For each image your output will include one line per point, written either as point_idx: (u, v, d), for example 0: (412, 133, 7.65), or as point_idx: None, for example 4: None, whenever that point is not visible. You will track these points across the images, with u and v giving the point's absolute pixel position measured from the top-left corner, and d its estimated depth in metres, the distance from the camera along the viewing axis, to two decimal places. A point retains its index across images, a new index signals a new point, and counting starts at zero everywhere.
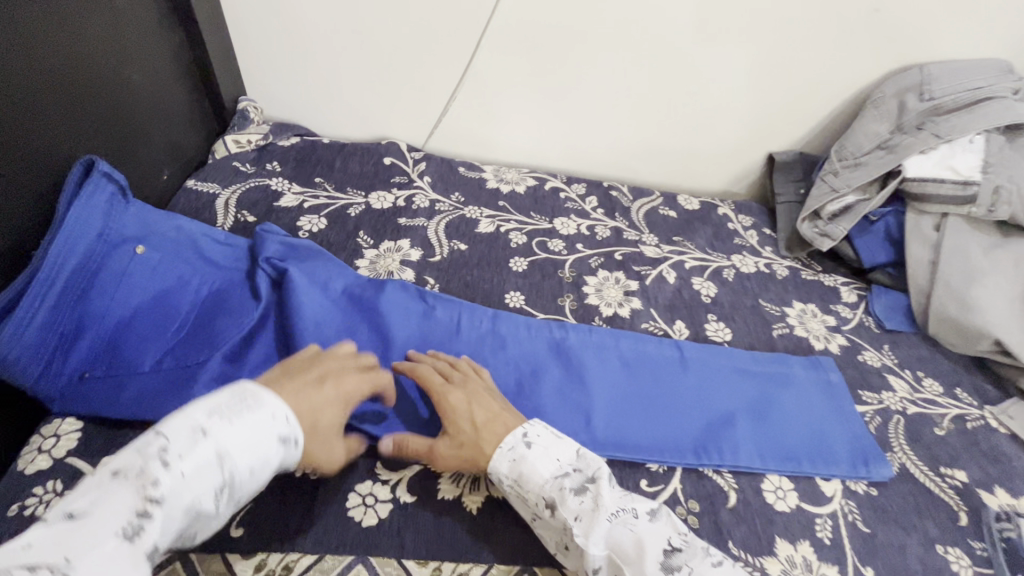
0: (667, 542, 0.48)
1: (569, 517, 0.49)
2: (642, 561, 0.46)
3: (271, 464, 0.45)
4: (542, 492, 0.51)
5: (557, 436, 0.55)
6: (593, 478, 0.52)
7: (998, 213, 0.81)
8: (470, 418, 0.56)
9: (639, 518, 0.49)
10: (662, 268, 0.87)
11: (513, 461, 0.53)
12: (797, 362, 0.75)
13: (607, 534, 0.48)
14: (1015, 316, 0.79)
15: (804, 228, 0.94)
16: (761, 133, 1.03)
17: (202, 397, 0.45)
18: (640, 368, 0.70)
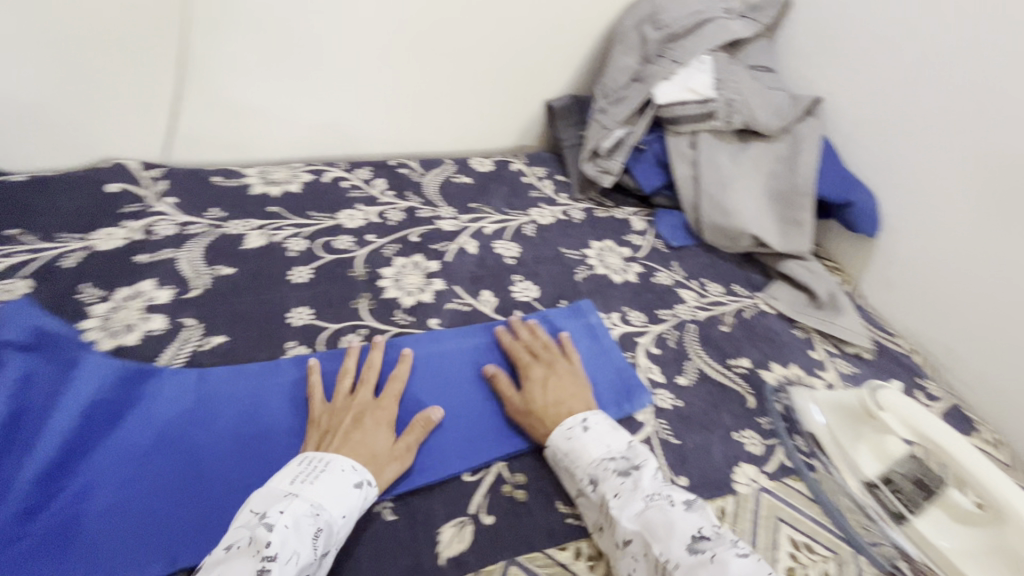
0: (695, 530, 0.47)
1: (607, 492, 0.52)
2: (669, 539, 0.47)
3: (356, 507, 0.49)
4: (589, 468, 0.54)
5: (613, 428, 0.58)
6: (637, 465, 0.54)
7: (734, 123, 0.92)
8: (540, 400, 0.61)
9: (673, 505, 0.50)
10: (462, 240, 0.84)
11: (570, 439, 0.56)
12: (558, 315, 0.76)
13: (639, 510, 0.50)
14: (763, 210, 0.90)
15: (587, 168, 0.97)
16: (531, 82, 1.04)
17: (277, 473, 0.50)
18: (433, 362, 0.66)
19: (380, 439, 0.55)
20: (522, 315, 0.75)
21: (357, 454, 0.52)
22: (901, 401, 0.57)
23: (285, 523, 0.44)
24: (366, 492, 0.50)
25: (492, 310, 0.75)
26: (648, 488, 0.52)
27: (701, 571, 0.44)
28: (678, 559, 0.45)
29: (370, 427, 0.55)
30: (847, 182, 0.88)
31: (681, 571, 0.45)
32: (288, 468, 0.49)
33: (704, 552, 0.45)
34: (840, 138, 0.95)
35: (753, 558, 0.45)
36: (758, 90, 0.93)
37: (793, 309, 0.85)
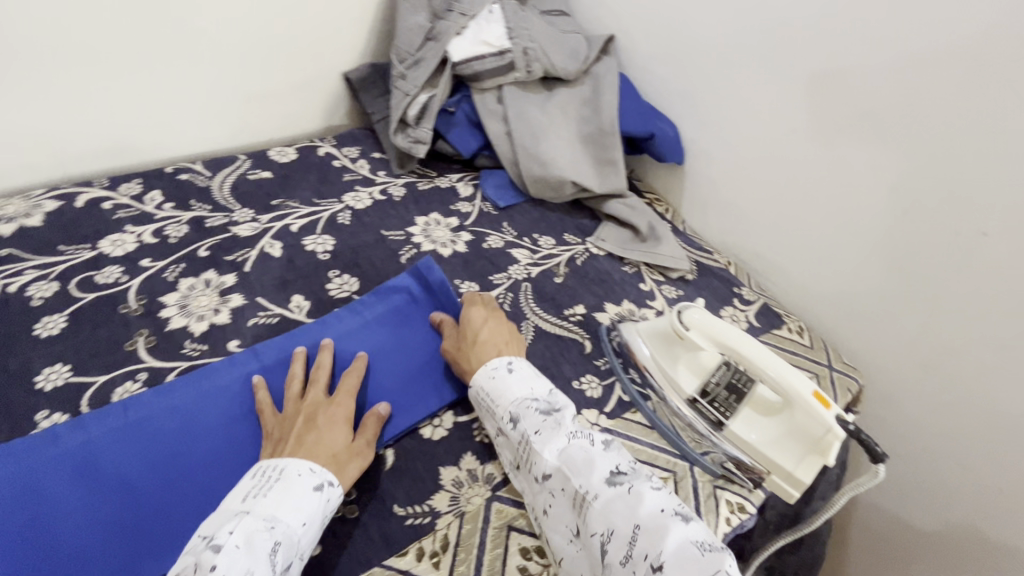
0: (615, 466, 0.49)
1: (528, 430, 0.52)
2: (589, 473, 0.48)
3: (316, 513, 0.46)
4: (511, 407, 0.54)
5: (535, 374, 0.59)
6: (559, 408, 0.55)
7: (535, 72, 0.90)
8: (477, 333, 0.62)
9: (594, 444, 0.52)
10: (264, 244, 0.75)
11: (493, 377, 0.57)
12: (396, 298, 0.69)
13: (562, 446, 0.51)
14: (579, 156, 0.91)
15: (399, 141, 0.91)
16: (320, 55, 0.95)
17: (231, 492, 0.47)
18: (249, 385, 0.58)
19: (338, 436, 0.52)
20: (348, 308, 0.68)
21: (314, 456, 0.49)
22: (706, 318, 0.61)
23: (236, 543, 0.42)
24: (327, 495, 0.47)
25: (305, 315, 0.68)
26: (571, 427, 0.53)
27: (617, 503, 0.46)
28: (597, 491, 0.47)
29: (324, 427, 0.52)
30: (647, 116, 0.91)
31: (598, 502, 0.47)
32: (240, 484, 0.47)
33: (622, 486, 0.47)
34: (636, 73, 0.98)
35: (666, 491, 0.48)
36: (552, 35, 0.92)
37: (620, 247, 0.87)
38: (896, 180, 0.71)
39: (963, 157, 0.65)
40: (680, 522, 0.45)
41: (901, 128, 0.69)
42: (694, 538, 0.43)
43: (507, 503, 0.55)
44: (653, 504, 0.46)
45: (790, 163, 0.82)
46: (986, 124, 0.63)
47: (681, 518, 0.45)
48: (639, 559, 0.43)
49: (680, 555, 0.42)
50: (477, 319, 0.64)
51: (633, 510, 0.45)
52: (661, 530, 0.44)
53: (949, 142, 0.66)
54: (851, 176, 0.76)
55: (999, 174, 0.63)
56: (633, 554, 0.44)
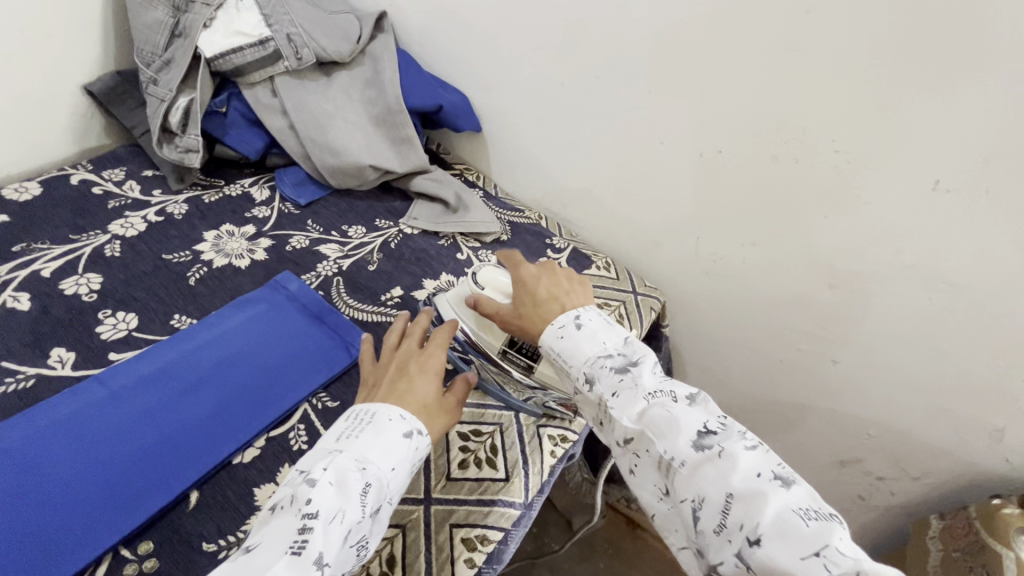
0: (702, 424, 0.44)
1: (605, 391, 0.49)
2: (673, 435, 0.44)
3: (407, 459, 0.46)
4: (583, 367, 0.51)
5: (607, 325, 0.54)
6: (637, 361, 0.50)
7: (306, 59, 0.85)
8: (534, 292, 0.58)
9: (677, 401, 0.46)
10: (6, 299, 0.64)
11: (561, 338, 0.53)
12: (223, 316, 0.67)
13: (640, 408, 0.47)
14: (373, 138, 0.89)
15: (167, 153, 0.82)
16: (43, 68, 0.81)
17: (330, 429, 0.47)
18: (21, 456, 0.52)
19: (428, 387, 0.52)
20: (141, 351, 0.62)
21: (407, 405, 0.49)
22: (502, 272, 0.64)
23: (330, 480, 0.42)
24: (416, 443, 0.47)
25: (70, 369, 0.59)
26: (650, 384, 0.48)
27: (706, 468, 0.42)
28: (682, 454, 0.43)
29: (417, 377, 0.52)
30: (432, 88, 0.91)
31: (686, 469, 0.43)
32: (335, 423, 0.47)
33: (712, 449, 0.43)
34: (416, 47, 0.97)
35: (763, 449, 0.43)
36: (316, 16, 0.87)
37: (433, 223, 0.88)
38: (648, 116, 0.79)
39: (688, 87, 0.74)
40: (781, 489, 0.40)
41: (639, 68, 0.77)
42: (796, 504, 0.39)
43: None
44: (748, 468, 0.41)
45: (566, 114, 0.87)
46: (697, 54, 0.71)
47: (783, 483, 0.40)
48: (736, 531, 0.39)
49: (780, 525, 0.38)
50: (530, 275, 0.60)
51: (725, 476, 0.41)
52: (761, 498, 0.39)
53: (675, 75, 0.74)
54: (615, 118, 0.83)
55: (715, 96, 0.73)
56: (728, 523, 0.40)
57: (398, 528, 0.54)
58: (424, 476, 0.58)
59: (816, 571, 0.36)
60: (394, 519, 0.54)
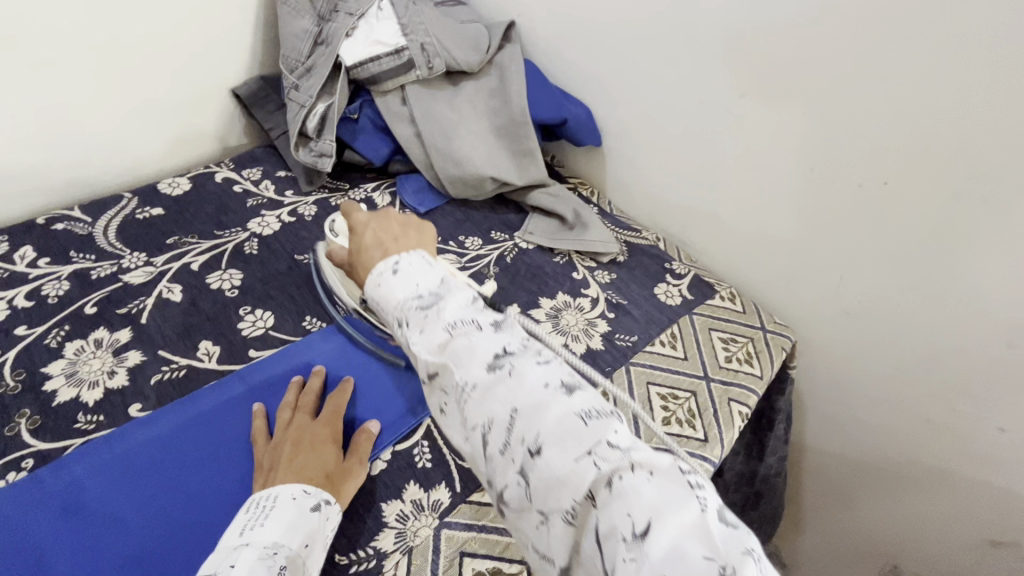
0: (500, 347, 0.39)
1: (411, 331, 0.43)
2: (469, 362, 0.39)
3: (317, 534, 0.46)
4: (395, 312, 0.45)
5: (427, 265, 0.47)
6: (444, 297, 0.44)
7: (436, 68, 0.86)
8: (363, 242, 0.52)
9: (480, 329, 0.41)
10: (161, 289, 0.68)
11: (377, 286, 0.47)
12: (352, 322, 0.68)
13: (442, 340, 0.41)
14: (494, 149, 0.88)
15: (301, 156, 0.85)
16: (201, 72, 0.87)
17: (226, 529, 0.46)
18: (176, 443, 0.54)
19: (328, 457, 0.52)
20: (277, 350, 0.64)
21: (307, 479, 0.49)
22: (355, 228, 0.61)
23: (241, 571, 0.40)
24: (325, 514, 0.48)
25: (216, 362, 0.62)
26: (454, 317, 0.42)
27: (497, 388, 0.37)
28: (477, 381, 0.38)
29: (313, 449, 0.52)
30: (557, 100, 0.89)
31: (478, 395, 0.38)
32: (235, 520, 0.46)
33: (504, 371, 0.38)
34: (541, 59, 0.96)
35: (557, 362, 0.39)
36: (448, 26, 0.88)
37: (549, 238, 0.86)
38: (797, 140, 0.73)
39: (851, 111, 0.68)
40: (563, 397, 0.36)
41: (794, 88, 0.71)
42: (578, 408, 0.35)
43: (457, 528, 0.52)
44: (536, 382, 0.37)
45: (698, 132, 0.83)
46: (868, 75, 0.65)
47: (567, 390, 0.37)
48: (521, 447, 0.35)
49: (561, 430, 0.34)
50: (362, 222, 0.53)
51: (512, 393, 0.37)
52: (542, 411, 0.35)
53: (837, 97, 0.68)
54: (757, 140, 0.77)
55: (884, 122, 0.65)
56: (512, 442, 0.35)
57: (522, 565, 0.51)
58: None
59: (586, 470, 0.32)
60: (518, 554, 0.52)
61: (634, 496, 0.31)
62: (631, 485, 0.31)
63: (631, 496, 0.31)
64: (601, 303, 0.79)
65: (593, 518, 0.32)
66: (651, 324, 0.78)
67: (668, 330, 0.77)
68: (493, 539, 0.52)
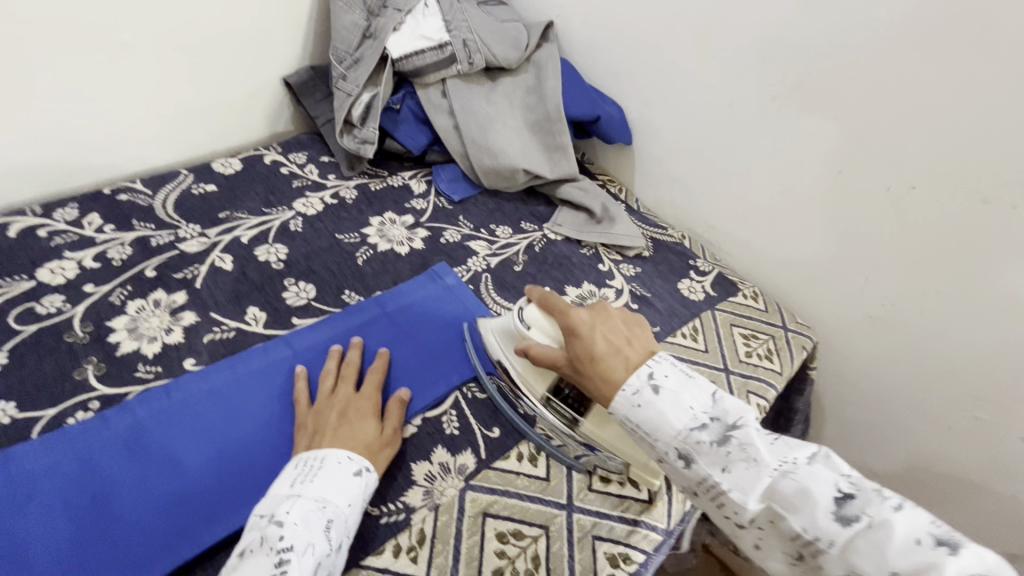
0: (835, 488, 0.39)
1: (713, 469, 0.43)
2: (808, 510, 0.38)
3: (359, 496, 0.49)
4: (673, 443, 0.45)
5: (685, 380, 0.47)
6: (737, 425, 0.43)
7: (477, 63, 0.89)
8: (595, 346, 0.51)
9: (800, 467, 0.40)
10: (214, 258, 0.73)
11: (638, 406, 0.46)
12: (390, 297, 0.72)
13: (763, 484, 0.41)
14: (528, 143, 0.91)
15: (346, 143, 0.90)
16: (256, 60, 0.93)
17: (278, 480, 0.49)
18: (227, 396, 0.58)
19: (369, 429, 0.55)
20: (318, 319, 0.68)
21: (350, 446, 0.52)
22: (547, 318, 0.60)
23: (295, 519, 0.44)
24: (366, 479, 0.51)
25: (262, 327, 0.66)
26: (774, 457, 0.42)
27: (858, 544, 0.37)
28: (823, 532, 0.38)
29: (356, 420, 0.55)
30: (591, 98, 0.92)
31: (836, 550, 0.37)
32: (287, 472, 0.49)
33: (861, 522, 0.37)
34: (578, 59, 0.99)
35: (912, 507, 0.37)
36: (490, 24, 0.92)
37: (577, 231, 0.89)
38: (827, 144, 0.75)
39: (884, 115, 0.69)
40: (946, 555, 0.34)
41: (825, 91, 0.73)
42: (969, 572, 0.33)
43: (481, 491, 0.55)
44: (906, 536, 0.35)
45: (729, 132, 0.85)
46: (901, 79, 0.66)
47: (947, 546, 0.34)
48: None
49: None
50: (584, 323, 0.53)
51: (881, 553, 0.36)
52: (934, 575, 0.34)
53: (870, 100, 0.69)
54: (787, 142, 0.79)
55: (916, 126, 0.67)
56: None
57: (542, 529, 0.54)
58: (567, 482, 0.58)
59: None
60: (539, 519, 0.54)
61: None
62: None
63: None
64: (626, 294, 0.82)
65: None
66: (673, 317, 0.80)
67: (690, 323, 0.79)
68: (515, 503, 0.55)
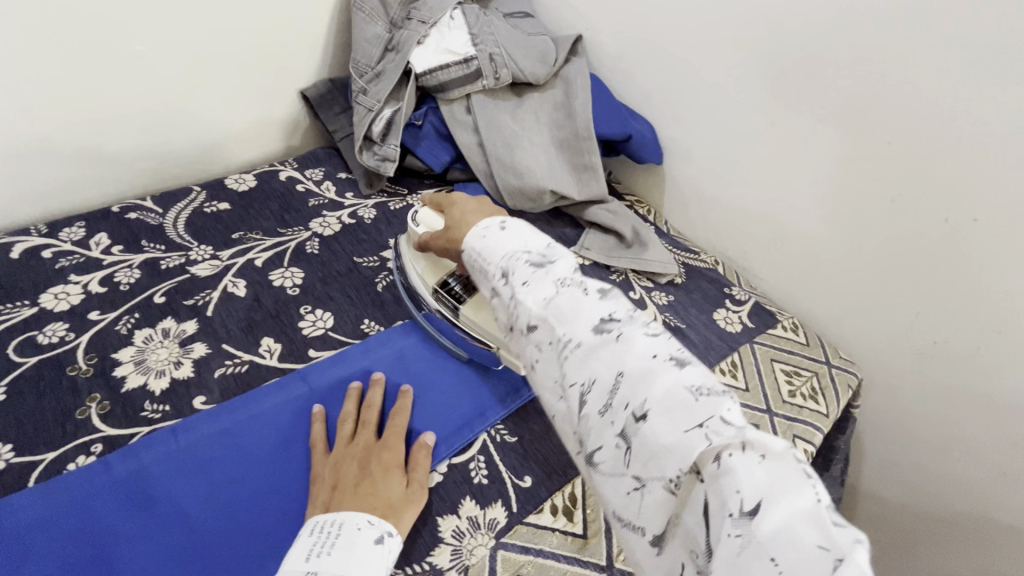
0: (607, 313, 0.41)
1: (517, 283, 0.45)
2: (574, 322, 0.41)
3: (382, 568, 0.44)
4: (502, 262, 0.48)
5: (534, 231, 0.51)
6: (554, 259, 0.47)
7: (503, 79, 0.85)
8: (462, 213, 0.59)
9: (587, 292, 0.42)
10: (227, 283, 0.69)
11: (485, 238, 0.51)
12: (413, 328, 0.68)
13: (550, 296, 0.43)
14: (555, 162, 0.87)
15: (365, 159, 0.86)
16: (272, 72, 0.89)
17: (290, 553, 0.45)
18: (240, 439, 0.54)
19: (394, 485, 0.50)
20: (337, 352, 0.64)
21: (372, 506, 0.48)
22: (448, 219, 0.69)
23: None
24: (389, 546, 0.46)
25: (277, 360, 0.62)
26: (563, 274, 0.45)
27: (602, 350, 0.39)
28: (580, 339, 0.40)
29: (379, 474, 0.51)
30: (622, 116, 0.87)
31: (580, 353, 0.40)
32: (300, 543, 0.45)
33: (610, 333, 0.39)
34: (607, 74, 0.95)
35: (666, 336, 0.39)
36: (518, 37, 0.88)
37: (606, 256, 0.84)
38: (877, 170, 0.70)
39: (945, 141, 0.64)
40: (672, 369, 0.36)
41: (878, 117, 0.68)
42: (690, 384, 0.35)
43: (513, 550, 0.51)
44: (644, 349, 0.38)
45: (770, 155, 0.80)
46: (966, 103, 0.61)
47: (677, 363, 0.37)
48: (619, 406, 0.37)
49: (667, 401, 0.35)
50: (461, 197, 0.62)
51: (620, 357, 0.38)
52: (650, 383, 0.36)
53: (929, 125, 0.64)
54: (833, 168, 0.74)
55: (982, 155, 0.62)
56: (613, 403, 0.37)
57: None
58: (605, 541, 0.53)
59: (696, 443, 0.33)
60: None
61: (739, 471, 0.31)
62: (737, 461, 0.31)
63: (735, 471, 0.31)
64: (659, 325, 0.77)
65: (697, 481, 0.33)
66: (710, 350, 0.75)
67: (728, 358, 0.75)
68: (550, 565, 0.51)
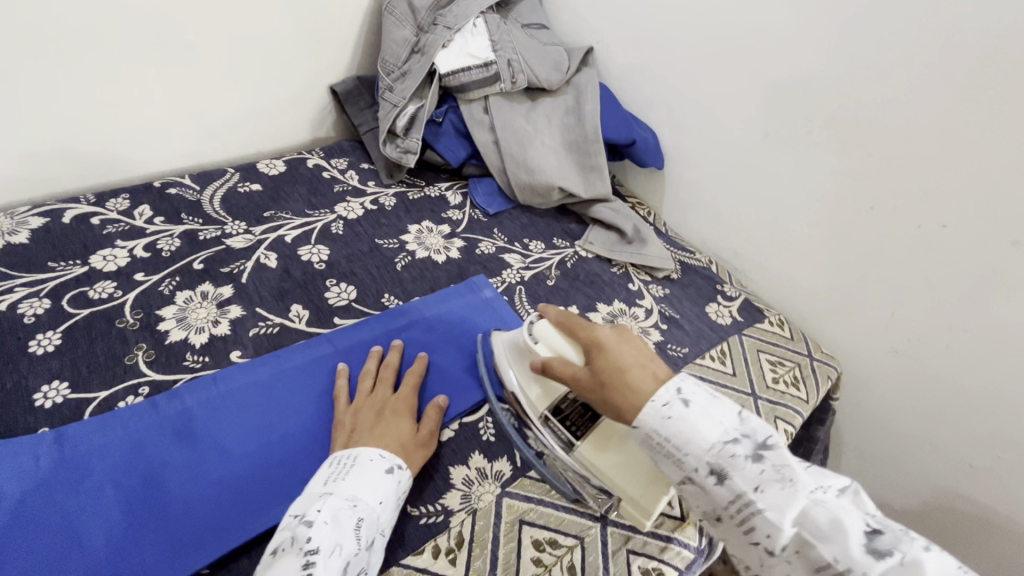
0: (862, 524, 0.41)
1: (747, 488, 0.43)
2: (843, 539, 0.40)
3: (391, 494, 0.50)
4: (708, 458, 0.44)
5: (712, 396, 0.48)
6: (768, 443, 0.45)
7: (519, 83, 0.92)
8: (621, 362, 0.51)
9: (828, 496, 0.43)
10: (259, 255, 0.75)
11: (668, 419, 0.46)
12: (430, 303, 0.74)
13: (799, 507, 0.42)
14: (564, 162, 0.93)
15: (388, 151, 0.93)
16: (306, 67, 0.96)
17: (310, 480, 0.50)
18: (272, 390, 0.59)
19: (404, 430, 0.56)
20: (360, 320, 0.70)
21: (385, 445, 0.53)
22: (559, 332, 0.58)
23: (324, 519, 0.45)
24: (398, 477, 0.51)
25: (306, 324, 0.68)
26: (795, 473, 0.43)
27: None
28: (855, 564, 0.40)
29: (392, 420, 0.56)
30: (628, 122, 0.94)
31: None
32: (320, 470, 0.50)
33: (890, 556, 0.39)
34: (616, 84, 1.03)
35: (924, 543, 0.41)
36: (534, 45, 0.95)
37: (608, 250, 0.91)
38: (858, 180, 0.77)
39: (919, 155, 0.71)
40: None
41: (858, 132, 0.75)
42: None
43: (517, 498, 0.56)
44: (932, 572, 0.38)
45: (763, 164, 0.87)
46: (939, 122, 0.68)
47: None
48: None
49: None
50: (613, 342, 0.52)
51: None
52: None
53: (908, 138, 0.71)
54: (819, 176, 0.81)
55: (950, 168, 0.68)
56: None
57: (577, 539, 0.55)
58: None
59: None
60: (573, 529, 0.55)
61: None
62: None
63: None
64: (655, 314, 0.83)
65: None
66: (701, 339, 0.82)
67: (718, 347, 0.81)
68: (550, 512, 0.56)
